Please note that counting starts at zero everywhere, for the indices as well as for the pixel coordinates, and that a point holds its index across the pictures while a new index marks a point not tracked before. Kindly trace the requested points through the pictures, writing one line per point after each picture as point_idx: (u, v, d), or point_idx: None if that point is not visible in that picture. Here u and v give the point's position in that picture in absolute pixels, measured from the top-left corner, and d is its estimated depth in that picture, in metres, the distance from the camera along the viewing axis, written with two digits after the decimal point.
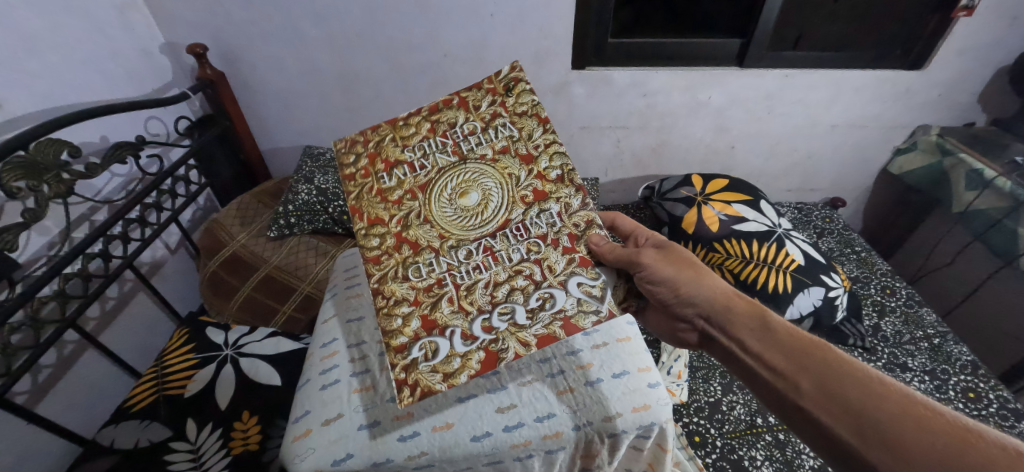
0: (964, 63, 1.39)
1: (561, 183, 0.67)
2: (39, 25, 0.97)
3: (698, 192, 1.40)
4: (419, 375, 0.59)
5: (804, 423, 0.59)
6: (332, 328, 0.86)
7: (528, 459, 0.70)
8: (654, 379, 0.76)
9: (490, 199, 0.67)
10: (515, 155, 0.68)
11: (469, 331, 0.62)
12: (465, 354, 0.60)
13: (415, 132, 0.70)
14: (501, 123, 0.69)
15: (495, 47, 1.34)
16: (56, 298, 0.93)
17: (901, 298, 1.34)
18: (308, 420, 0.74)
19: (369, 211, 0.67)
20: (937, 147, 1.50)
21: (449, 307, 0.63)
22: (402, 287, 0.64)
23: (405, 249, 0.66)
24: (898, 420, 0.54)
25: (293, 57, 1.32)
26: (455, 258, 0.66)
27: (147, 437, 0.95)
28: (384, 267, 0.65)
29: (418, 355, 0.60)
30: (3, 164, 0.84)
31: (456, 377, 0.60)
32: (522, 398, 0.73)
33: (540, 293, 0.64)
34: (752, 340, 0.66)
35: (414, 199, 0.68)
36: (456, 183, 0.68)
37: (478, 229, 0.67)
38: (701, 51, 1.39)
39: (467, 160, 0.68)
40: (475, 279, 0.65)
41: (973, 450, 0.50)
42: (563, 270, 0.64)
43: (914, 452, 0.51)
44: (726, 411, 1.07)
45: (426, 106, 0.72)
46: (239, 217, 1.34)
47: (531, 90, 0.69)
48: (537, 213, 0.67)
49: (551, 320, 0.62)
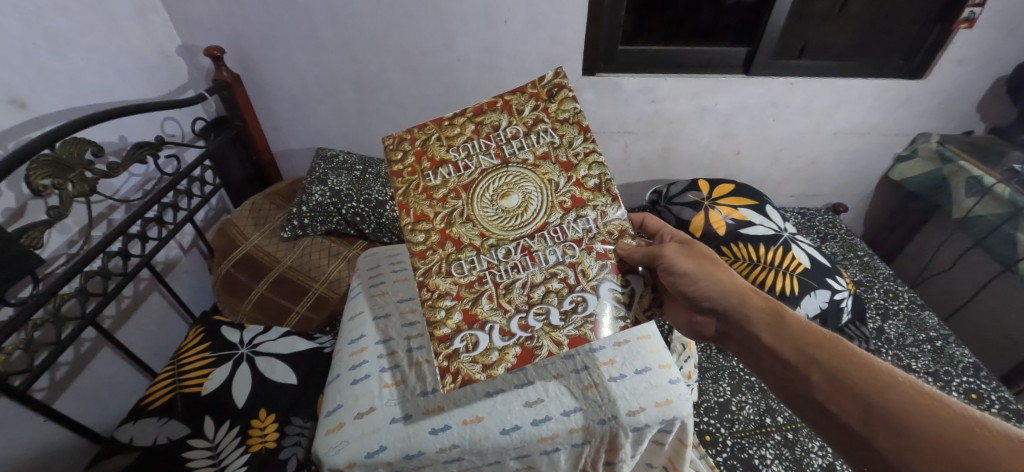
0: (964, 74, 1.43)
1: (598, 191, 0.71)
2: (64, 26, 0.98)
3: (705, 197, 1.42)
4: (460, 364, 0.64)
5: (814, 412, 0.60)
6: (359, 325, 0.89)
7: (554, 453, 0.73)
8: (675, 375, 0.79)
9: (530, 202, 0.71)
10: (555, 162, 0.72)
11: (507, 328, 0.66)
12: (503, 348, 0.65)
13: (460, 133, 0.74)
14: (542, 129, 0.73)
15: (508, 53, 1.37)
16: (78, 296, 0.93)
17: (903, 302, 1.37)
18: (340, 414, 0.75)
19: (415, 207, 0.71)
20: (937, 155, 1.55)
21: (488, 304, 0.67)
22: (445, 282, 0.68)
23: (448, 246, 0.69)
24: (908, 409, 0.55)
25: (308, 60, 1.34)
26: (495, 257, 0.69)
27: (166, 434, 0.93)
28: (429, 262, 0.69)
29: (459, 346, 0.65)
30: (30, 162, 0.85)
31: (494, 368, 0.65)
32: (549, 393, 0.76)
33: (574, 296, 0.67)
34: (766, 332, 0.68)
35: (458, 198, 0.71)
36: (498, 185, 0.71)
37: (518, 230, 0.70)
38: (708, 59, 1.42)
39: (509, 163, 0.72)
40: (513, 278, 0.68)
41: (977, 440, 0.51)
42: (595, 275, 0.68)
43: (923, 440, 0.53)
44: (736, 411, 1.09)
45: (470, 108, 0.75)
46: (253, 217, 1.33)
47: (574, 98, 0.73)
48: (574, 218, 0.71)
49: (582, 322, 0.66)
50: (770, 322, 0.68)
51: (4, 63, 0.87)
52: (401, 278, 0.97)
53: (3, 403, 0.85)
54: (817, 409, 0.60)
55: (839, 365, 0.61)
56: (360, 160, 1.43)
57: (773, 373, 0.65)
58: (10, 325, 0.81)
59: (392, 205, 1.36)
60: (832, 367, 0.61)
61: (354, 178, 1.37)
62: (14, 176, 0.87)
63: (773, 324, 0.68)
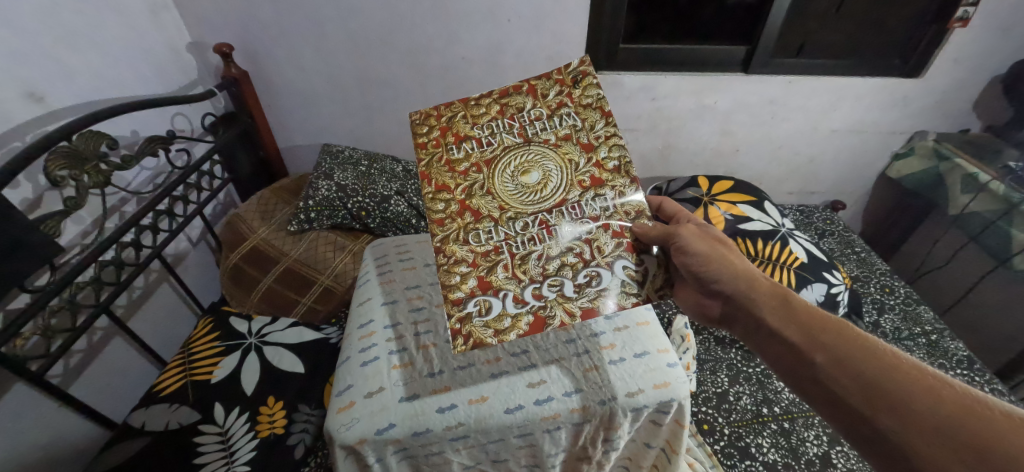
0: (960, 73, 1.45)
1: (617, 173, 0.74)
2: (80, 22, 1.01)
3: (704, 193, 1.45)
4: (472, 328, 0.68)
5: (818, 392, 0.63)
6: (368, 311, 0.91)
7: (556, 431, 0.75)
8: (673, 359, 0.82)
9: (549, 179, 0.74)
10: (576, 143, 0.75)
11: (520, 296, 0.69)
12: (516, 315, 0.68)
13: (485, 112, 0.78)
14: (566, 113, 0.76)
15: (511, 51, 1.39)
16: (93, 284, 0.96)
17: (899, 297, 1.39)
18: (351, 394, 0.77)
19: (437, 178, 0.74)
20: (934, 152, 1.57)
21: (503, 273, 0.70)
22: (462, 249, 0.71)
23: (467, 216, 0.72)
24: (908, 389, 0.57)
25: (316, 57, 1.37)
26: (512, 229, 0.72)
27: (178, 420, 0.94)
28: (447, 229, 0.72)
29: (473, 310, 0.68)
30: (49, 153, 0.88)
31: (506, 334, 0.68)
32: (551, 375, 0.79)
33: (588, 271, 0.70)
34: (773, 315, 0.70)
35: (480, 172, 0.74)
36: (519, 162, 0.75)
37: (536, 205, 0.73)
38: (708, 57, 1.44)
39: (531, 142, 0.76)
40: (529, 250, 0.71)
41: (978, 418, 0.53)
42: (610, 252, 0.71)
43: (921, 417, 0.55)
44: (733, 401, 1.11)
45: (497, 90, 0.79)
46: (261, 212, 1.33)
47: (597, 85, 0.77)
48: (592, 196, 0.74)
49: (596, 295, 0.69)
50: (776, 305, 0.71)
51: (22, 58, 0.89)
52: (408, 267, 1.00)
53: (21, 388, 0.88)
54: (821, 389, 0.62)
55: (842, 348, 0.63)
56: (366, 156, 1.46)
57: (779, 354, 0.68)
58: (28, 311, 0.83)
59: (397, 199, 1.37)
60: (836, 350, 0.63)
61: (359, 173, 1.38)
62: (31, 168, 0.89)
63: (780, 308, 0.70)
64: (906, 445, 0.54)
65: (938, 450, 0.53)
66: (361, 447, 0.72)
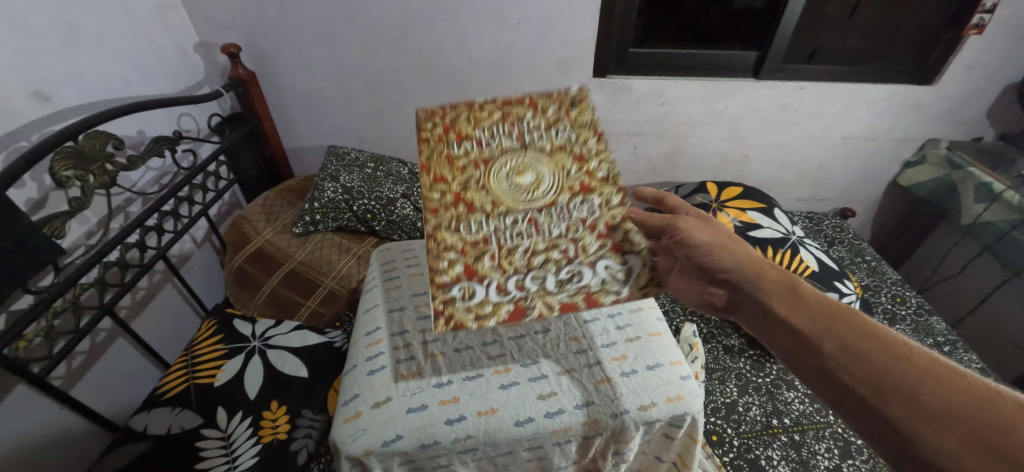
0: (973, 80, 1.44)
1: (605, 182, 0.74)
2: (89, 22, 1.00)
3: (713, 199, 1.44)
4: (454, 310, 0.66)
5: (822, 377, 0.61)
6: (376, 318, 0.90)
7: (566, 444, 0.74)
8: (685, 372, 0.80)
9: (542, 182, 0.73)
10: (570, 153, 0.74)
11: (503, 285, 0.69)
12: (497, 303, 0.68)
13: (488, 116, 0.77)
14: (561, 127, 0.76)
15: (521, 54, 1.38)
16: (97, 285, 0.95)
17: (911, 307, 1.37)
18: (357, 403, 0.76)
19: (436, 170, 0.73)
20: (946, 161, 1.54)
21: (490, 263, 0.69)
22: (452, 237, 0.69)
23: (461, 208, 0.71)
24: (915, 377, 0.55)
25: (323, 58, 1.36)
26: (502, 223, 0.71)
27: (181, 424, 0.93)
28: (440, 218, 0.70)
29: (457, 294, 0.67)
30: (55, 153, 0.87)
31: (486, 320, 0.67)
32: (562, 387, 0.77)
33: (571, 268, 0.70)
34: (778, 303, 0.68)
35: (478, 170, 0.73)
36: (514, 165, 0.74)
37: (527, 204, 0.72)
38: (718, 62, 1.43)
39: (529, 148, 0.75)
40: (516, 243, 0.71)
41: (990, 408, 0.50)
42: (595, 252, 0.71)
43: (928, 404, 0.53)
44: (742, 412, 1.09)
45: (501, 98, 0.79)
46: (266, 213, 1.31)
47: (593, 110, 0.78)
48: (580, 201, 0.73)
49: (575, 292, 0.69)
50: (784, 292, 0.70)
51: (29, 55, 0.88)
52: (415, 273, 1.00)
53: (23, 389, 0.87)
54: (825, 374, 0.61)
55: (849, 336, 0.61)
56: (371, 159, 1.45)
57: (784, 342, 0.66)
58: (32, 312, 0.82)
59: (402, 203, 1.35)
60: (842, 338, 0.61)
61: (366, 175, 1.37)
62: (37, 167, 0.89)
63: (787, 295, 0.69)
64: (914, 435, 0.52)
65: (945, 439, 0.51)
66: (368, 459, 0.71)
